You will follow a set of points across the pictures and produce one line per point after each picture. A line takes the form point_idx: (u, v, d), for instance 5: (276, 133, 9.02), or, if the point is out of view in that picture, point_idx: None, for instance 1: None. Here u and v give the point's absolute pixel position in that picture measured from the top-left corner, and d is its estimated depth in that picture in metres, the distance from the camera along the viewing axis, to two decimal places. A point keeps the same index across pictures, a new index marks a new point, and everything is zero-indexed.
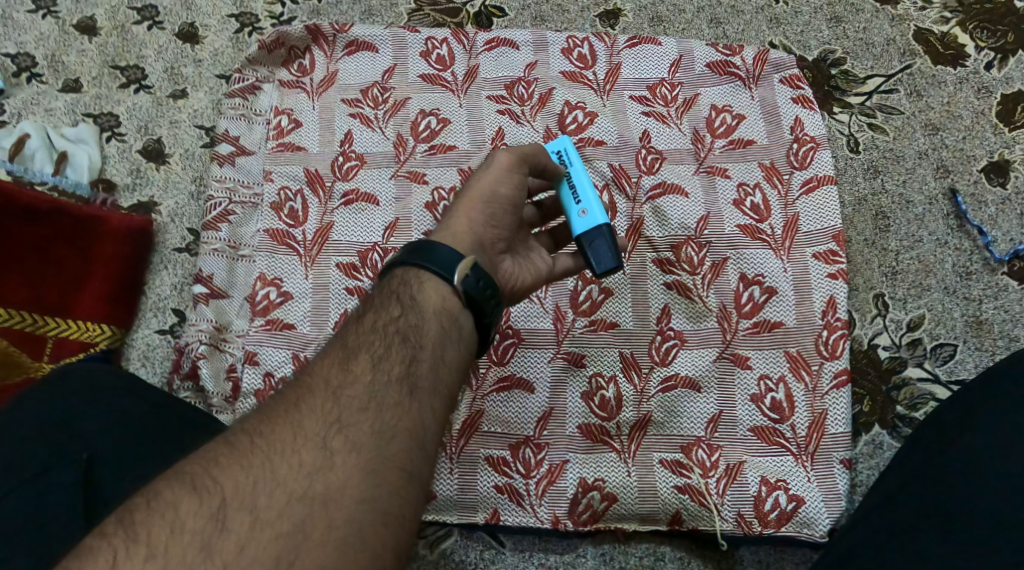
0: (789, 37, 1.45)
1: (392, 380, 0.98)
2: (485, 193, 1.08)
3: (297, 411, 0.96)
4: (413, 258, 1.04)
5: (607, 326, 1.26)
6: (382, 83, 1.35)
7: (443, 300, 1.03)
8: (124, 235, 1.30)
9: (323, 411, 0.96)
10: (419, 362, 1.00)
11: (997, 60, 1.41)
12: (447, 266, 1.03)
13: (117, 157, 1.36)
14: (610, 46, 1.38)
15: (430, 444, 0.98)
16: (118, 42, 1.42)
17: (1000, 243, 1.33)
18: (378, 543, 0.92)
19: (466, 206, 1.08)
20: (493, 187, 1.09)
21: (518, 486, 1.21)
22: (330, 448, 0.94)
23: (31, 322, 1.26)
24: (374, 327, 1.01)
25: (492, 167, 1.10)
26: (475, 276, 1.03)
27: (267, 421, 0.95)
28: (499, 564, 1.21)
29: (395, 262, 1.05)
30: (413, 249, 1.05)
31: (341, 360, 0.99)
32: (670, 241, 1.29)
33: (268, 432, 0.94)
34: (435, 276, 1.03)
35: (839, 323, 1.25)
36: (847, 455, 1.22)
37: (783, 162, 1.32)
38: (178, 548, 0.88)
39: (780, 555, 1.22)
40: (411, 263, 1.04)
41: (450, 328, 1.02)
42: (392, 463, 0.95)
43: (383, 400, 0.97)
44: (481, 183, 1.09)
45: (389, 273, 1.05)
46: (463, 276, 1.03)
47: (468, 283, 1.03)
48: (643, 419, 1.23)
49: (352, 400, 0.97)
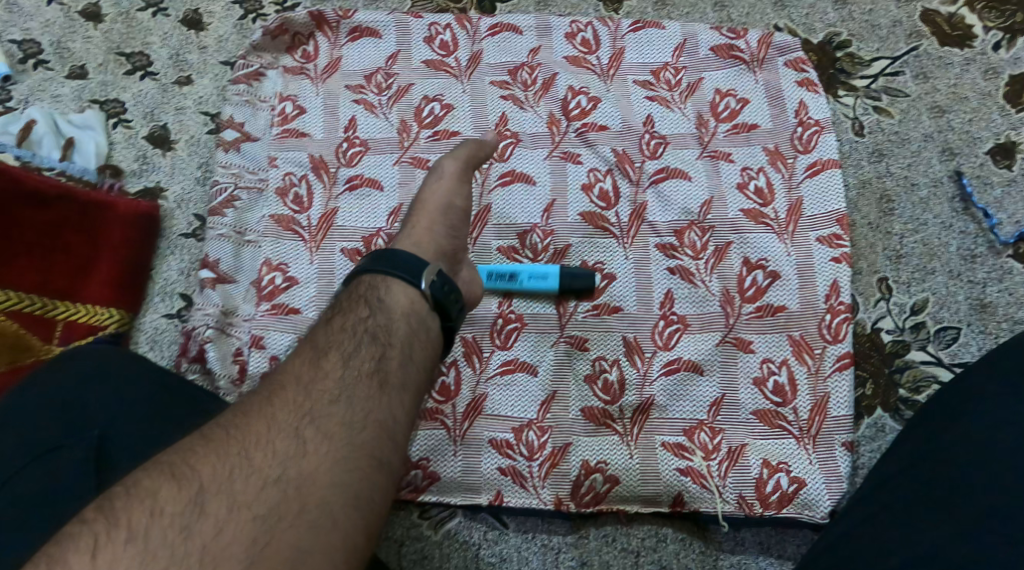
0: (795, 19, 1.44)
1: (362, 375, 1.00)
2: (441, 205, 1.15)
3: (270, 404, 0.97)
4: (379, 265, 1.07)
5: (611, 310, 1.27)
6: (385, 69, 1.36)
7: (412, 301, 1.06)
8: (131, 221, 1.31)
9: (295, 403, 0.97)
10: (389, 359, 1.02)
11: (1005, 41, 1.41)
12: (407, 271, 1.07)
13: (124, 143, 1.37)
14: (613, 30, 1.38)
15: (401, 436, 1.00)
16: (123, 29, 1.43)
17: (1005, 226, 1.33)
18: (352, 525, 0.93)
19: (424, 216, 1.15)
20: (448, 198, 1.16)
21: (521, 469, 1.22)
22: (302, 437, 0.96)
23: (41, 305, 1.28)
24: (344, 327, 1.03)
25: (444, 176, 1.17)
26: (441, 281, 1.08)
27: (242, 415, 0.97)
28: (502, 545, 1.22)
29: (361, 269, 1.07)
30: (376, 256, 1.08)
31: (312, 357, 1.01)
32: (673, 226, 1.29)
33: (243, 424, 0.96)
34: (402, 281, 1.06)
35: (842, 306, 1.26)
36: (849, 438, 1.23)
37: (787, 146, 1.32)
38: (158, 531, 0.89)
39: (782, 537, 1.23)
40: (379, 269, 1.07)
41: (418, 329, 1.05)
42: (364, 451, 0.96)
43: (354, 392, 0.99)
44: (436, 195, 1.16)
45: (355, 279, 1.07)
46: (429, 282, 1.07)
47: (435, 288, 1.07)
48: (645, 403, 1.24)
49: (324, 393, 0.98)
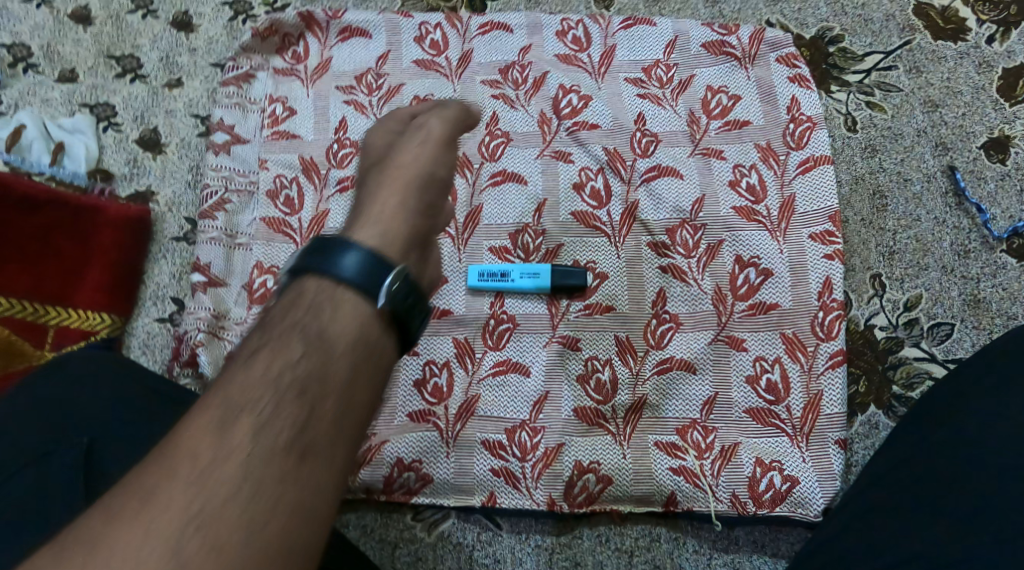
0: (787, 15, 1.43)
1: (277, 448, 0.86)
2: (421, 175, 1.04)
3: (153, 498, 0.83)
4: (327, 270, 0.92)
5: (603, 310, 1.26)
6: (376, 69, 1.36)
7: (361, 328, 0.91)
8: (122, 225, 1.31)
9: (184, 496, 0.83)
10: (313, 423, 0.88)
11: (998, 34, 1.40)
12: (361, 272, 0.92)
13: (114, 147, 1.37)
14: (604, 27, 1.38)
15: (321, 522, 0.86)
16: (112, 32, 1.42)
17: (999, 221, 1.33)
18: None
19: (391, 186, 1.02)
20: (429, 167, 1.05)
21: (514, 470, 1.22)
22: (185, 545, 0.81)
23: (33, 311, 1.27)
24: (264, 377, 0.88)
25: (430, 138, 1.07)
26: (404, 290, 0.93)
27: (114, 520, 0.82)
28: (496, 546, 1.23)
29: (302, 277, 0.92)
30: (323, 253, 0.92)
31: (219, 422, 0.86)
32: (665, 225, 1.29)
33: (115, 532, 0.81)
34: (350, 297, 0.92)
35: (834, 303, 1.26)
36: (843, 436, 1.23)
37: (780, 142, 1.32)
38: None
39: (776, 534, 1.23)
40: (325, 276, 0.92)
41: (362, 367, 0.91)
42: (268, 550, 0.83)
43: (263, 475, 0.85)
44: (409, 163, 1.04)
45: (294, 282, 0.93)
46: (388, 292, 0.92)
47: (394, 301, 0.92)
48: (638, 402, 1.24)
49: (220, 483, 0.84)
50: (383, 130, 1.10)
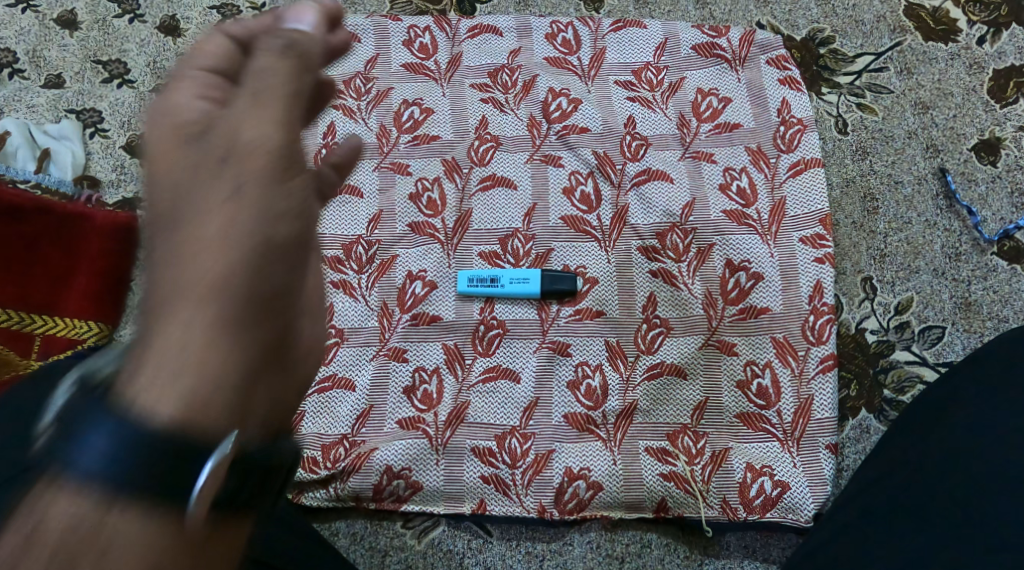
0: (777, 16, 1.43)
1: None
2: (252, 260, 0.86)
3: None
4: (130, 448, 0.79)
5: (593, 315, 1.26)
6: (364, 74, 1.35)
7: (188, 525, 0.80)
8: (108, 232, 1.30)
9: None
10: None
11: (990, 35, 1.39)
12: (170, 446, 0.79)
13: (101, 153, 1.36)
14: (594, 29, 1.37)
15: None
16: (99, 36, 1.41)
17: (989, 224, 1.33)
18: None
19: (187, 308, 0.84)
20: (263, 226, 0.87)
21: (504, 476, 1.22)
22: None
23: (20, 320, 1.27)
24: None
25: (243, 200, 0.87)
26: (250, 459, 0.83)
27: None
28: (486, 553, 1.22)
29: (101, 457, 0.78)
30: (125, 423, 0.79)
31: None
32: (655, 229, 1.28)
33: None
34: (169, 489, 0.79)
35: (825, 307, 1.25)
36: (834, 440, 1.22)
37: (770, 145, 1.31)
38: None
39: (767, 540, 1.23)
40: (127, 458, 0.78)
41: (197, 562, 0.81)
42: None
43: None
44: (217, 234, 0.86)
45: (83, 469, 0.78)
46: (226, 471, 0.81)
47: (233, 479, 0.81)
48: (628, 408, 1.23)
49: None
50: (177, 132, 0.91)
